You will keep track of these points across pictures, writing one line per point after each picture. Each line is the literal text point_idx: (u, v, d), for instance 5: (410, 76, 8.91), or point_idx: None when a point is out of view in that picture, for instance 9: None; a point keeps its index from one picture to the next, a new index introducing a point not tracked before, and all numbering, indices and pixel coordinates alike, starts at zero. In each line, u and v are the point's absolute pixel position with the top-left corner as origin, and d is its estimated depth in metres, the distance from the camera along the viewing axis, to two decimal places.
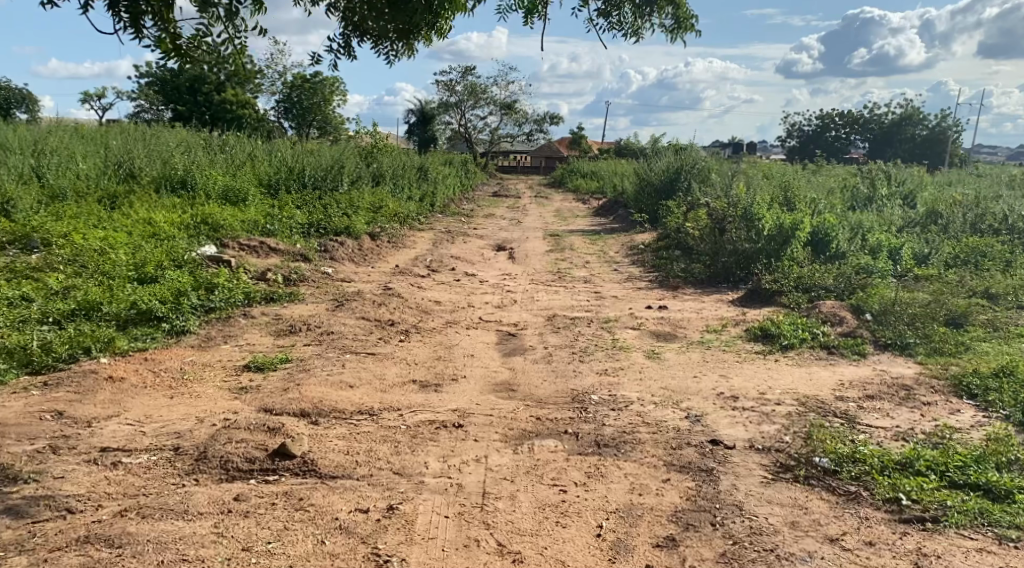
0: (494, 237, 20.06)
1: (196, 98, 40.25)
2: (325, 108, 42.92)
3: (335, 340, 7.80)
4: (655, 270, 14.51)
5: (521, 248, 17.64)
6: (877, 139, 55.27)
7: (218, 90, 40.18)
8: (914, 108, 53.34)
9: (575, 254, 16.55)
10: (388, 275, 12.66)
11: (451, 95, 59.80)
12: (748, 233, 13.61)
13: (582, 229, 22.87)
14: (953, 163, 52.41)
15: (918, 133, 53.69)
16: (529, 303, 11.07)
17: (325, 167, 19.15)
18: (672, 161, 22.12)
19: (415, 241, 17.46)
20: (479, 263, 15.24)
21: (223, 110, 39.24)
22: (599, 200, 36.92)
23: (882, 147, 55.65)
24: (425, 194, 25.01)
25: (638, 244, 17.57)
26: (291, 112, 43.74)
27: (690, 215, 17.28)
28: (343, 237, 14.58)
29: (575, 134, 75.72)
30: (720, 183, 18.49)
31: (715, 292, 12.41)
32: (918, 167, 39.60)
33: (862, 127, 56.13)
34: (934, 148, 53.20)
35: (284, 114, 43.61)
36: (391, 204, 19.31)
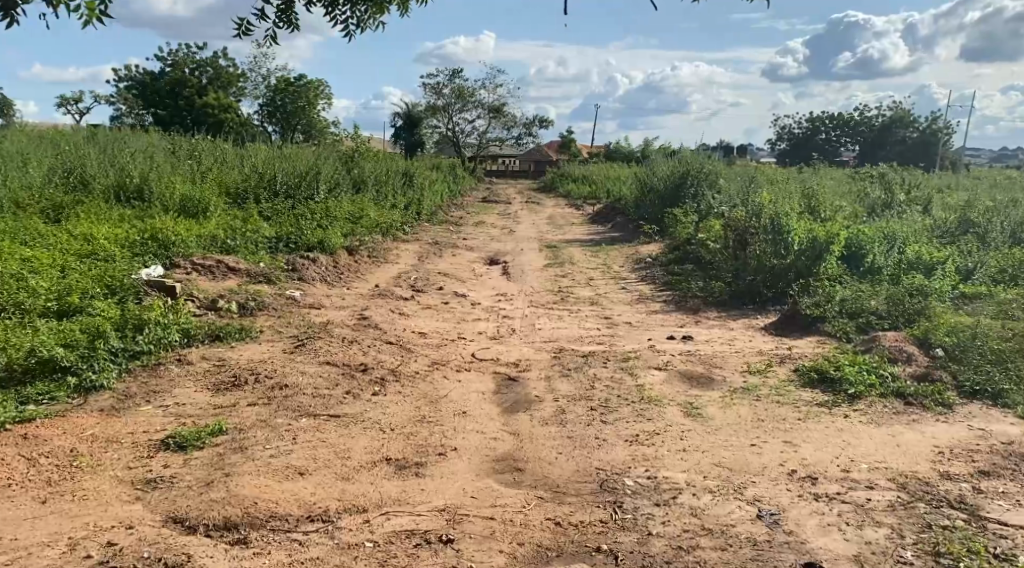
0: (486, 249, 18.43)
1: (173, 101, 38.63)
2: (308, 111, 41.32)
3: (289, 398, 6.14)
4: (668, 288, 12.92)
5: (516, 262, 16.00)
6: (867, 141, 53.45)
7: (197, 93, 38.58)
8: (903, 110, 51.76)
9: (577, 269, 14.93)
10: (366, 299, 11.01)
11: (439, 98, 58.23)
12: (775, 248, 12.02)
13: (579, 239, 21.24)
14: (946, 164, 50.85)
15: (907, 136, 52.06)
16: (530, 334, 9.43)
17: (299, 172, 17.45)
18: (677, 166, 20.52)
19: (399, 255, 15.80)
20: (470, 281, 13.59)
21: (202, 114, 37.68)
22: (592, 206, 35.37)
23: (875, 150, 54.00)
24: (411, 201, 23.35)
25: (645, 257, 15.97)
26: (273, 116, 42.11)
27: (702, 226, 15.68)
28: (317, 253, 12.92)
29: (565, 138, 74.21)
30: (732, 189, 16.90)
31: (743, 317, 10.82)
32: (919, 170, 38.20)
33: (854, 129, 54.75)
34: (925, 150, 51.63)
35: (267, 117, 42.00)
36: (372, 213, 17.63)
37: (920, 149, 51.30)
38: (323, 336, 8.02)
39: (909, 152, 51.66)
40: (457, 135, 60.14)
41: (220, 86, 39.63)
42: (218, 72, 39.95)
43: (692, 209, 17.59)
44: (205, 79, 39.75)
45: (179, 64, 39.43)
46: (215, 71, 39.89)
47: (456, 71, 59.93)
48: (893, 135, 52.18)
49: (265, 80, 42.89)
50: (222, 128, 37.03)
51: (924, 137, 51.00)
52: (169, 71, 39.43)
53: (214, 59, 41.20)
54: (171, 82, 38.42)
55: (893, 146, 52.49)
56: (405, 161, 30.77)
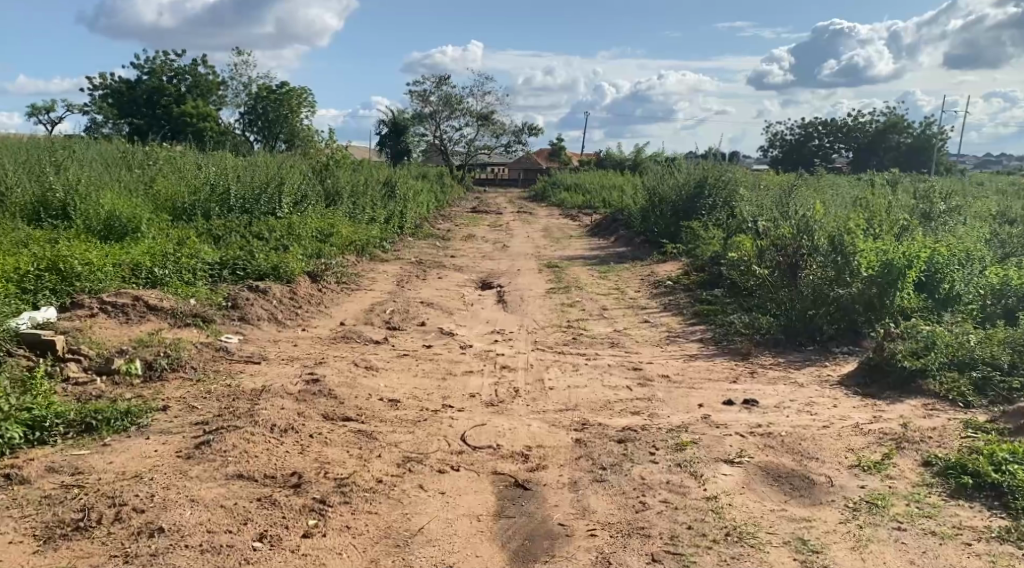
0: (477, 270, 16.05)
1: (150, 110, 36.12)
2: (292, 120, 38.90)
3: (161, 561, 4.23)
4: (702, 323, 10.57)
5: (512, 287, 13.64)
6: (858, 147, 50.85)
7: (174, 102, 36.15)
8: (897, 115, 49.30)
9: (585, 295, 12.57)
10: (325, 345, 8.64)
11: (425, 106, 55.90)
12: (837, 274, 9.73)
13: (580, 255, 18.86)
14: (945, 169, 48.45)
15: (903, 142, 49.67)
16: (541, 397, 7.09)
17: (258, 182, 15.05)
18: (692, 174, 18.19)
19: (374, 279, 13.42)
20: (459, 314, 11.22)
21: (179, 124, 35.20)
22: (590, 216, 33.04)
23: (868, 156, 51.20)
24: (392, 214, 20.95)
25: (663, 279, 13.62)
26: (254, 124, 39.67)
27: (731, 246, 13.34)
28: (269, 282, 10.54)
29: (556, 145, 71.93)
30: (760, 200, 14.58)
31: (808, 367, 8.52)
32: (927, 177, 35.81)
33: (846, 136, 52.13)
34: (920, 155, 49.22)
35: (248, 127, 39.51)
36: (343, 229, 15.22)
37: (917, 153, 49.40)
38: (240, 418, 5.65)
39: (906, 157, 49.69)
40: (445, 144, 57.89)
41: (199, 95, 37.20)
42: (196, 79, 37.51)
43: (713, 227, 15.26)
44: (183, 88, 37.30)
45: (157, 72, 37.16)
46: (193, 79, 37.45)
47: (443, 78, 57.65)
48: (885, 141, 49.95)
49: (246, 87, 40.48)
50: (198, 138, 34.61)
51: (920, 141, 49.10)
52: (145, 79, 37.08)
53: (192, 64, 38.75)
54: (146, 90, 35.99)
55: (888, 153, 50.28)
56: (389, 171, 28.39)
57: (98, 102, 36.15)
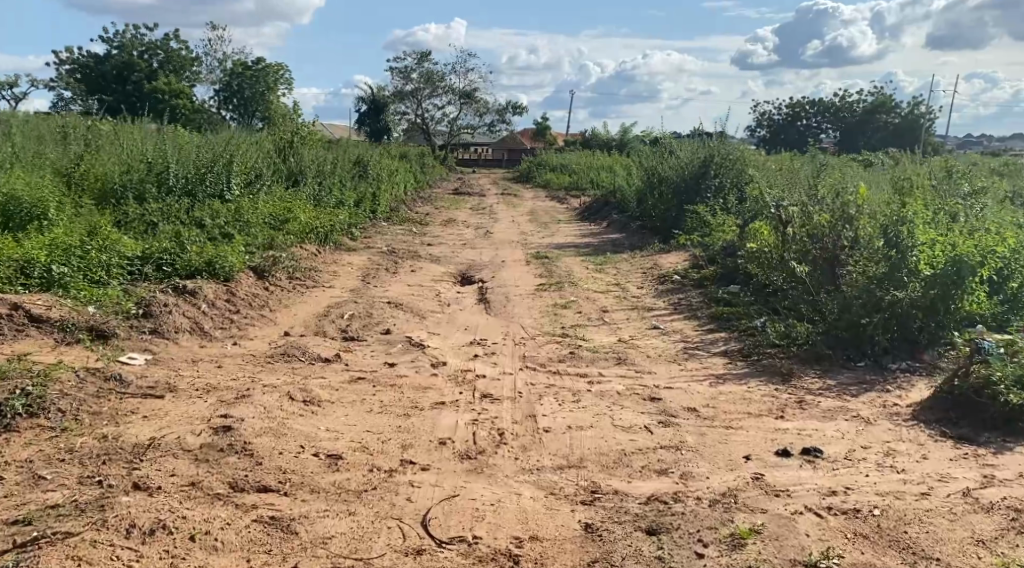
0: (457, 261, 14.24)
1: (120, 86, 33.65)
2: (268, 97, 36.82)
3: None
4: (724, 331, 8.83)
5: (497, 282, 11.84)
6: (840, 129, 47.41)
7: (147, 78, 33.78)
8: (884, 96, 44.99)
9: (581, 293, 10.80)
10: (258, 366, 6.82)
11: (407, 83, 53.73)
12: (890, 271, 7.97)
13: (572, 243, 17.09)
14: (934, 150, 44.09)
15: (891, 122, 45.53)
16: (533, 447, 5.32)
17: (203, 161, 13.10)
18: (695, 152, 16.39)
19: (335, 274, 11.58)
20: (433, 319, 9.46)
21: (151, 101, 32.86)
22: (578, 197, 31.26)
23: (855, 138, 46.79)
24: (364, 195, 19.09)
25: (668, 274, 11.87)
26: (230, 102, 37.41)
27: (750, 236, 11.56)
28: (199, 281, 8.68)
29: (542, 124, 69.88)
30: (779, 182, 12.80)
31: (865, 395, 6.79)
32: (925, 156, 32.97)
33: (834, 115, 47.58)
34: (908, 135, 44.83)
35: (222, 104, 37.37)
36: (302, 213, 13.33)
37: (903, 134, 45.97)
38: (75, 520, 4.18)
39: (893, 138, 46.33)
40: (428, 123, 55.87)
41: (172, 71, 34.90)
42: (169, 54, 35.23)
43: (725, 216, 13.51)
44: (155, 63, 34.94)
45: (125, 46, 34.89)
46: (165, 53, 35.14)
47: (425, 54, 55.45)
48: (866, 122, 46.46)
49: (222, 63, 38.21)
50: (169, 115, 32.33)
51: (906, 122, 45.55)
52: (112, 54, 34.82)
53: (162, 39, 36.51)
54: (116, 65, 33.64)
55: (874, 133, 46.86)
56: (366, 149, 26.49)
57: (63, 78, 33.74)
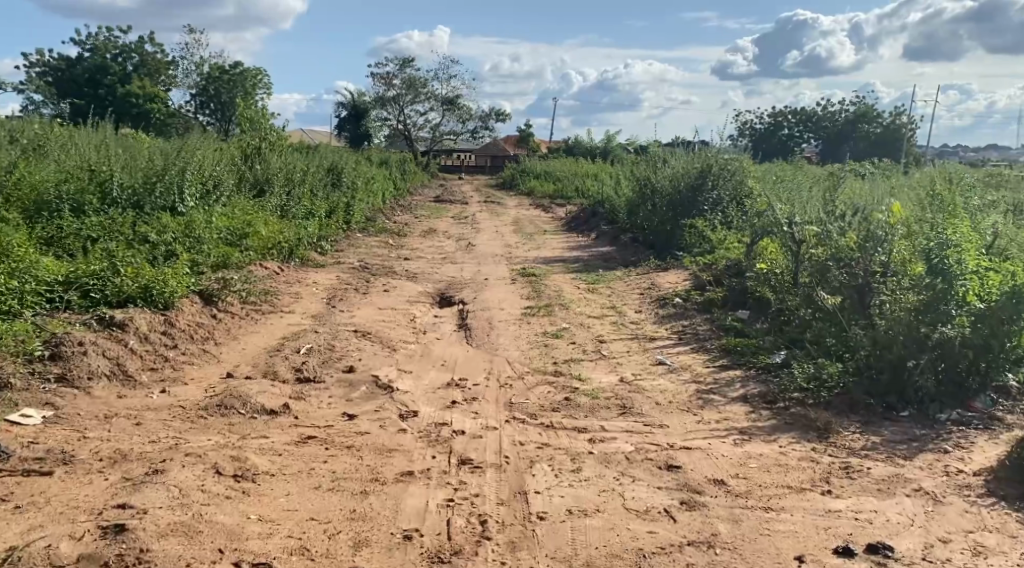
0: (435, 278, 13.04)
1: (93, 90, 32.01)
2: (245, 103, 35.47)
3: None
4: (739, 368, 7.69)
5: (478, 305, 10.66)
6: (823, 138, 44.65)
7: (120, 81, 32.19)
8: (866, 106, 42.67)
9: (573, 319, 9.63)
10: (186, 424, 5.63)
11: (388, 88, 52.48)
12: (930, 304, 6.77)
13: (559, 257, 15.94)
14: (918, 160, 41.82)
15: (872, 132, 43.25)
16: (525, 546, 4.29)
17: (152, 169, 11.86)
18: (692, 161, 15.27)
19: (297, 298, 10.37)
20: (405, 352, 8.25)
21: (123, 105, 31.35)
22: (564, 206, 30.18)
23: (837, 149, 44.47)
24: (337, 205, 17.87)
25: (669, 295, 10.73)
26: (206, 106, 35.99)
27: (760, 255, 10.43)
28: (130, 312, 7.47)
29: (525, 131, 68.80)
30: (788, 197, 11.71)
31: (921, 456, 5.63)
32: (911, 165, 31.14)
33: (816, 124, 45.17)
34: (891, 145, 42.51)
35: (199, 109, 36.02)
36: (262, 227, 12.11)
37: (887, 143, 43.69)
38: None
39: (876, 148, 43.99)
40: (409, 129, 54.65)
41: (146, 74, 33.36)
42: (143, 57, 33.76)
43: (728, 234, 12.39)
44: (129, 67, 33.41)
45: (97, 48, 33.45)
46: (141, 56, 33.60)
47: (406, 59, 54.20)
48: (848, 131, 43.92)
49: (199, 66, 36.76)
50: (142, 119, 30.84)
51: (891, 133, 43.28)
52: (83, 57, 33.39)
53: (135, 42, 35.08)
54: (87, 67, 32.10)
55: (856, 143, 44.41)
56: (345, 156, 25.26)
57: (32, 78, 32.13)
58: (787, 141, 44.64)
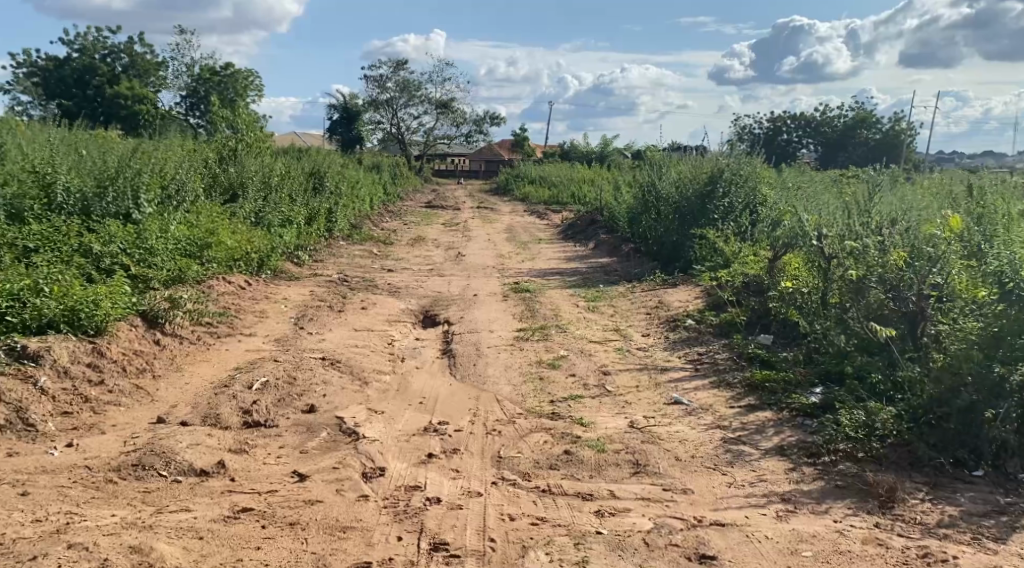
0: (421, 292, 11.88)
1: (81, 91, 30.89)
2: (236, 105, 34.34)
3: None
4: (770, 411, 6.56)
5: (466, 325, 9.50)
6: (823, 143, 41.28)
7: (109, 83, 31.00)
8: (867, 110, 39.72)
9: (574, 344, 8.49)
10: (86, 494, 4.48)
11: (382, 92, 51.39)
12: (1004, 339, 5.64)
13: (555, 269, 14.79)
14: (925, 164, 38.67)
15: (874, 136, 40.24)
16: None
17: (105, 171, 10.68)
18: (701, 165, 14.16)
19: (260, 319, 9.19)
20: (379, 387, 7.10)
21: (110, 107, 30.21)
22: (562, 212, 29.05)
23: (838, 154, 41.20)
24: (318, 212, 16.72)
25: (680, 316, 9.61)
26: (195, 108, 34.86)
27: (786, 274, 9.28)
28: (48, 340, 6.31)
29: (520, 135, 67.70)
30: (811, 209, 10.60)
31: (1011, 534, 4.50)
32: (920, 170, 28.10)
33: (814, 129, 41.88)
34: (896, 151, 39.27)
35: (189, 110, 34.90)
36: (227, 237, 10.95)
37: (885, 148, 40.73)
38: None
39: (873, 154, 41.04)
40: (403, 133, 53.54)
41: (136, 76, 32.11)
42: (130, 58, 32.66)
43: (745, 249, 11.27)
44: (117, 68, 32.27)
45: (85, 48, 32.36)
46: (131, 58, 32.33)
47: (400, 62, 53.06)
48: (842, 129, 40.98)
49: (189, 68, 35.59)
50: (130, 121, 29.66)
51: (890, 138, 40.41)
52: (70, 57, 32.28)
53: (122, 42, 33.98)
54: (75, 68, 30.95)
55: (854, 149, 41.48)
56: (334, 159, 24.15)
57: (19, 79, 30.95)
58: (785, 145, 41.27)
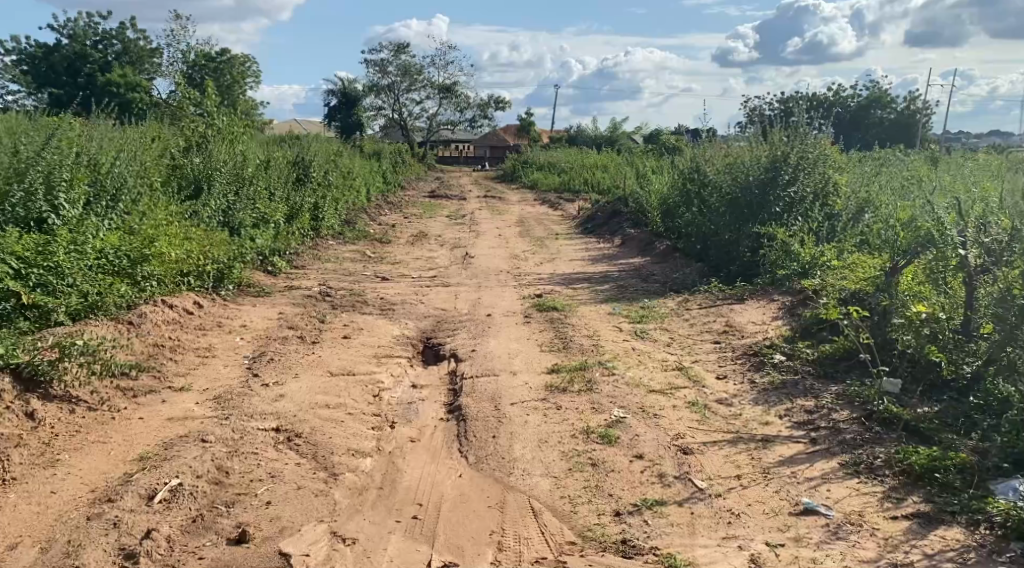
0: (420, 311, 9.52)
1: (72, 79, 28.25)
2: (234, 92, 31.77)
3: None
4: (958, 531, 4.29)
5: (480, 363, 7.17)
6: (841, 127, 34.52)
7: (102, 70, 28.40)
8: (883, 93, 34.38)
9: (631, 398, 6.16)
10: None
11: (383, 77, 48.81)
12: None
13: (580, 273, 12.46)
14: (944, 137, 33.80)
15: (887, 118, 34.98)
16: None
17: (15, 162, 8.23)
18: (757, 149, 11.76)
19: (201, 359, 6.84)
20: (356, 486, 4.76)
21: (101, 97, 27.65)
22: (576, 201, 26.66)
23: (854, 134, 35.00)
24: (301, 207, 14.33)
25: (765, 350, 7.26)
26: None
27: (914, 299, 6.92)
28: None
29: (526, 120, 65.19)
30: (931, 213, 8.23)
31: None
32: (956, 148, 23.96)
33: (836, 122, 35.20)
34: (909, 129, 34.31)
35: None
36: (173, 247, 8.54)
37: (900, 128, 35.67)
38: None
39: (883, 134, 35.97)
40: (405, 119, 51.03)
41: (130, 64, 29.39)
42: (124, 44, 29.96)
43: (834, 261, 8.91)
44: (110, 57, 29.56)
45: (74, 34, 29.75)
46: (123, 44, 29.68)
47: (402, 44, 50.41)
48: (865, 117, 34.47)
49: (186, 52, 32.93)
50: (120, 110, 27.11)
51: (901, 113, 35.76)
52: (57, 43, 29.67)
53: (109, 26, 31.31)
54: (67, 54, 28.36)
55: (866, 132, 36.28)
56: (330, 149, 21.71)
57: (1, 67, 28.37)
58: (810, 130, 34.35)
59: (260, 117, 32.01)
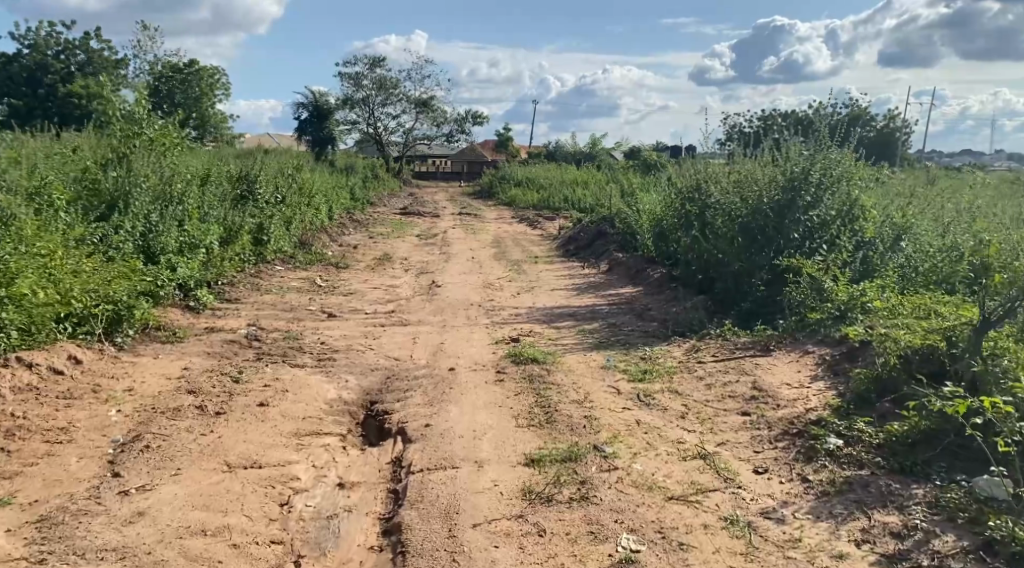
0: (367, 361, 7.66)
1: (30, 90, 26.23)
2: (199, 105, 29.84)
3: None
4: None
5: (433, 449, 5.32)
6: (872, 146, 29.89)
7: (63, 81, 26.42)
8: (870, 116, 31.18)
9: (640, 512, 4.39)
10: None
11: (357, 90, 46.94)
12: None
13: (562, 308, 10.67)
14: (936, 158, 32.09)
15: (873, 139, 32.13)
16: None
17: None
18: (771, 165, 10.04)
19: (48, 446, 4.99)
20: None
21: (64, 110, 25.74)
22: (556, 220, 24.91)
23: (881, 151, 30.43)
24: (242, 229, 12.44)
25: (814, 428, 5.44)
26: None
27: (1015, 365, 5.17)
28: None
29: (503, 135, 63.54)
30: (1007, 247, 6.51)
31: None
32: (963, 167, 22.38)
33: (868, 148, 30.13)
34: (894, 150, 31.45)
35: None
36: (45, 286, 6.66)
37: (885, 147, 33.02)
38: None
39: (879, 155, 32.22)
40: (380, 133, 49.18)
41: (93, 75, 27.35)
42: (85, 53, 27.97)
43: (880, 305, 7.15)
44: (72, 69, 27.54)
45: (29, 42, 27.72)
46: (87, 55, 27.75)
47: (377, 57, 48.58)
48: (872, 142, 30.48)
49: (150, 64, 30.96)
50: (76, 123, 25.01)
51: None
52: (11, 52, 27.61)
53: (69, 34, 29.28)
54: (24, 64, 26.24)
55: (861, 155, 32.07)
56: (292, 163, 19.83)
57: None
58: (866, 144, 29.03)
59: (226, 131, 30.08)
